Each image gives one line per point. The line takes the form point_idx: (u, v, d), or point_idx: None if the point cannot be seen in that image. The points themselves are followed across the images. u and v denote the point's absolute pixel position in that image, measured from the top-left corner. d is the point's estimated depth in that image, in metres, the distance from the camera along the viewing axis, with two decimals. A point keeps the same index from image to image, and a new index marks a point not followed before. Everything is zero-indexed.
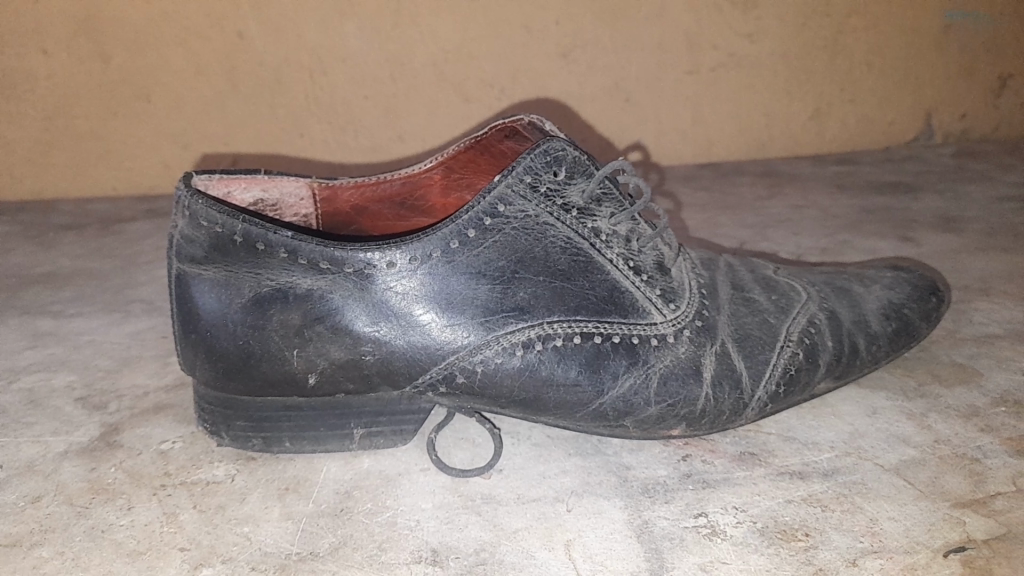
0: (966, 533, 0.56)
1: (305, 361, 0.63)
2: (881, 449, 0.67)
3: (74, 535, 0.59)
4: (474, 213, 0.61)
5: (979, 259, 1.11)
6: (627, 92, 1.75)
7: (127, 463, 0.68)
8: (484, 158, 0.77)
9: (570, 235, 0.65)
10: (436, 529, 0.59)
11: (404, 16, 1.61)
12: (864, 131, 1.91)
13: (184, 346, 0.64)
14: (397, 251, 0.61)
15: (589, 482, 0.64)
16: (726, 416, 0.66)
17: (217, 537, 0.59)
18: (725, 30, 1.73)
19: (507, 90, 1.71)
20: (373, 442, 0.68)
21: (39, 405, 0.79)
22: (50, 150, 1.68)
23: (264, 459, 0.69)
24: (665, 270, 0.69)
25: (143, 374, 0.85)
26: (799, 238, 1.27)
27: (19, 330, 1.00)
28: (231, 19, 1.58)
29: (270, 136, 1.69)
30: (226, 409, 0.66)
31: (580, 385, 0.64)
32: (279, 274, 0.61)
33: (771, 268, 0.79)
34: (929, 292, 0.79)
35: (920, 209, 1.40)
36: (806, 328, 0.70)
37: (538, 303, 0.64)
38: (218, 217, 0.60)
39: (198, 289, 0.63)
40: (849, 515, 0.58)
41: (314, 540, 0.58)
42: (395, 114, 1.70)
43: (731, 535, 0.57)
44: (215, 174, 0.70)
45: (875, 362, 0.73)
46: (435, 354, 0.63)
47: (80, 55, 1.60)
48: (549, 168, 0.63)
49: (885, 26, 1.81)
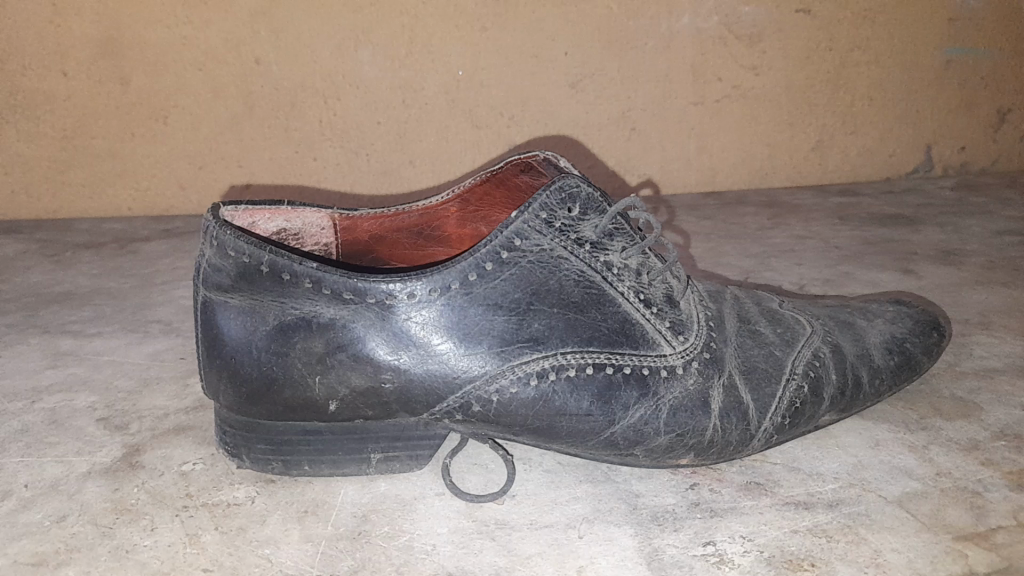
0: (968, 565, 0.58)
1: (326, 387, 0.65)
2: (885, 480, 0.68)
3: (99, 555, 0.61)
4: (492, 247, 0.64)
5: (979, 293, 1.14)
6: (634, 121, 1.78)
7: (149, 483, 0.70)
8: (499, 191, 0.79)
9: (584, 269, 0.67)
10: (452, 554, 0.61)
11: (418, 45, 1.65)
12: (866, 161, 1.94)
13: (210, 371, 0.67)
14: (417, 282, 0.63)
15: (600, 509, 0.66)
16: (733, 446, 0.69)
17: (239, 558, 0.60)
18: (729, 62, 1.77)
19: (516, 118, 1.74)
20: (389, 467, 0.70)
21: (62, 425, 0.81)
22: (67, 170, 1.71)
23: (284, 481, 0.71)
24: (674, 303, 0.71)
25: (164, 396, 0.87)
26: (802, 268, 1.30)
27: (40, 349, 1.02)
28: (248, 45, 1.62)
29: (283, 159, 1.72)
30: (247, 432, 0.68)
31: (592, 415, 0.66)
32: (303, 303, 0.64)
33: (776, 301, 0.81)
34: (930, 327, 0.81)
35: (921, 241, 1.42)
36: (812, 361, 0.73)
37: (552, 334, 0.66)
38: (246, 248, 0.63)
39: (224, 316, 0.65)
40: (853, 546, 0.60)
41: (333, 563, 0.60)
42: (406, 140, 1.73)
43: (739, 564, 0.59)
44: (242, 204, 0.73)
45: (877, 395, 0.76)
46: (453, 382, 0.65)
47: (100, 77, 1.64)
48: (564, 205, 0.66)
49: (887, 60, 1.85)
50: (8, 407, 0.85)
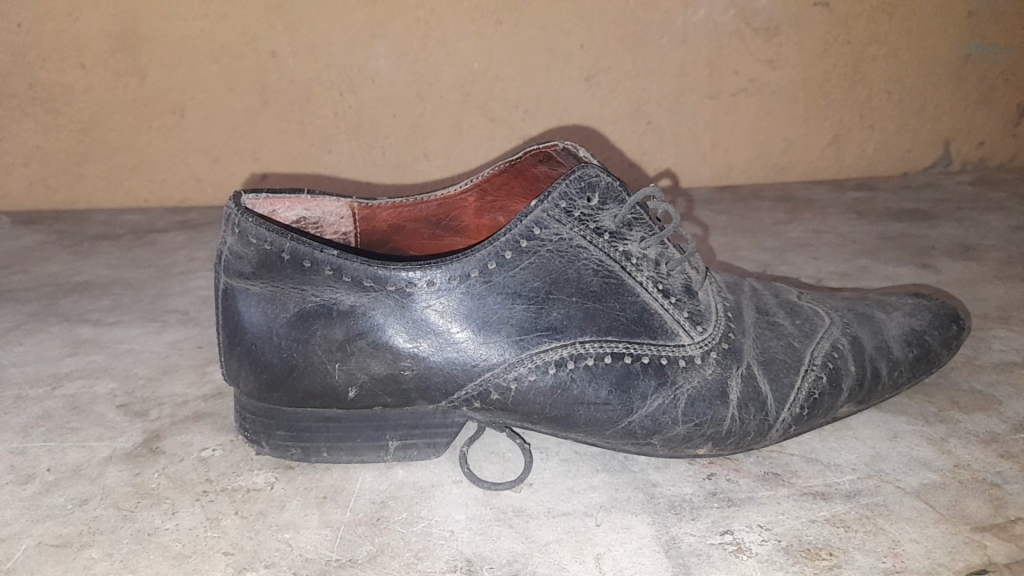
0: (987, 556, 0.58)
1: (346, 374, 0.65)
2: (903, 472, 0.68)
3: (121, 538, 0.61)
4: (511, 236, 0.64)
5: (997, 288, 1.13)
6: (649, 114, 1.78)
7: (170, 468, 0.71)
8: (517, 181, 0.78)
9: (602, 258, 0.67)
10: (471, 540, 0.61)
11: (433, 38, 1.66)
12: (882, 156, 1.92)
13: (230, 358, 0.67)
14: (436, 270, 0.63)
15: (617, 498, 0.66)
16: (751, 437, 0.69)
17: (259, 542, 0.61)
18: (745, 57, 1.76)
19: (530, 111, 1.74)
20: (407, 454, 0.70)
21: (83, 411, 0.82)
22: (84, 162, 1.73)
23: (302, 468, 0.71)
24: (692, 293, 0.71)
25: (183, 383, 0.88)
26: (818, 262, 1.29)
27: (60, 337, 1.03)
28: (264, 38, 1.63)
29: (298, 152, 1.73)
30: (267, 419, 0.68)
31: (610, 404, 0.66)
32: (324, 291, 0.64)
33: (794, 293, 0.81)
34: (949, 320, 0.80)
35: (938, 236, 1.41)
36: (830, 352, 0.72)
37: (571, 323, 0.66)
38: (267, 235, 0.63)
39: (244, 303, 0.66)
40: (871, 536, 0.60)
41: (352, 548, 0.60)
42: (421, 133, 1.73)
43: (756, 553, 0.59)
44: (262, 193, 0.73)
45: (896, 387, 0.75)
46: (471, 370, 0.65)
47: (118, 70, 1.65)
48: (583, 194, 0.66)
49: (904, 55, 1.84)
50: (29, 394, 0.86)
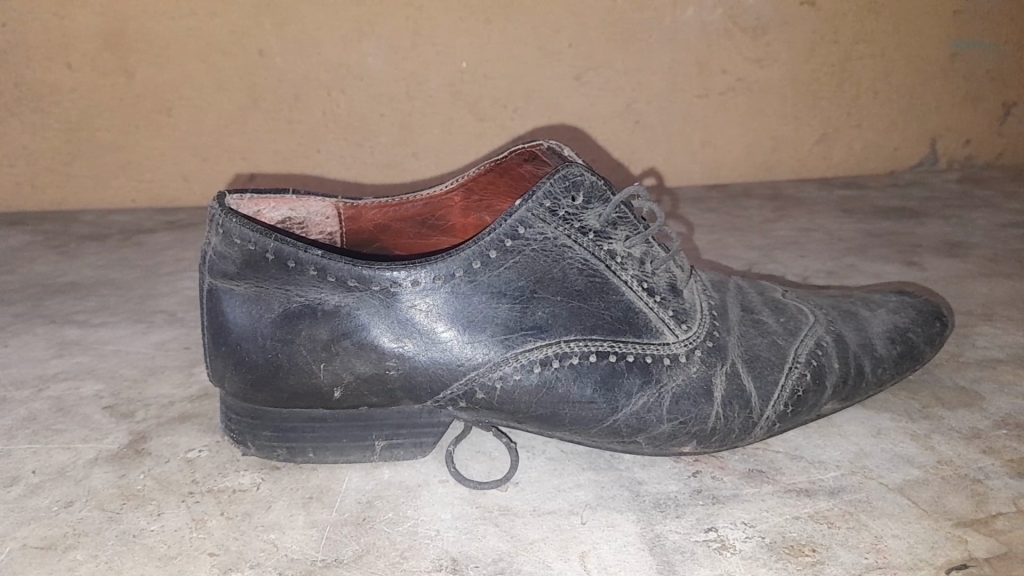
0: (968, 551, 0.58)
1: (331, 374, 0.65)
2: (887, 468, 0.69)
3: (106, 540, 0.61)
4: (496, 235, 0.64)
5: (983, 285, 1.14)
6: (638, 113, 1.78)
7: (155, 470, 0.71)
8: (503, 181, 0.78)
9: (587, 257, 0.67)
10: (456, 539, 0.62)
11: (422, 37, 1.65)
12: (870, 154, 1.93)
13: (215, 358, 0.67)
14: (421, 270, 0.63)
15: (603, 496, 0.67)
16: (735, 434, 0.69)
17: (245, 543, 0.61)
18: (733, 55, 1.77)
19: (520, 110, 1.74)
20: (394, 453, 0.70)
21: (69, 412, 0.82)
22: (72, 162, 1.72)
23: (288, 469, 0.71)
24: (677, 292, 0.71)
25: (169, 384, 0.88)
26: (805, 259, 1.30)
27: (47, 339, 1.02)
28: (252, 37, 1.63)
29: (287, 151, 1.72)
30: (253, 419, 0.68)
31: (595, 403, 0.66)
32: (309, 291, 0.64)
33: (779, 291, 0.82)
34: (933, 317, 0.81)
35: (925, 234, 1.42)
36: (814, 350, 0.73)
37: (556, 322, 0.66)
38: (251, 235, 0.63)
39: (229, 304, 0.66)
40: (854, 532, 0.61)
41: (337, 548, 0.60)
42: (410, 132, 1.73)
43: (740, 549, 0.59)
44: (247, 193, 0.74)
45: (880, 383, 0.76)
46: (456, 369, 0.65)
47: (106, 70, 1.64)
48: (568, 193, 0.66)
49: (891, 53, 1.85)
50: (15, 395, 0.86)
